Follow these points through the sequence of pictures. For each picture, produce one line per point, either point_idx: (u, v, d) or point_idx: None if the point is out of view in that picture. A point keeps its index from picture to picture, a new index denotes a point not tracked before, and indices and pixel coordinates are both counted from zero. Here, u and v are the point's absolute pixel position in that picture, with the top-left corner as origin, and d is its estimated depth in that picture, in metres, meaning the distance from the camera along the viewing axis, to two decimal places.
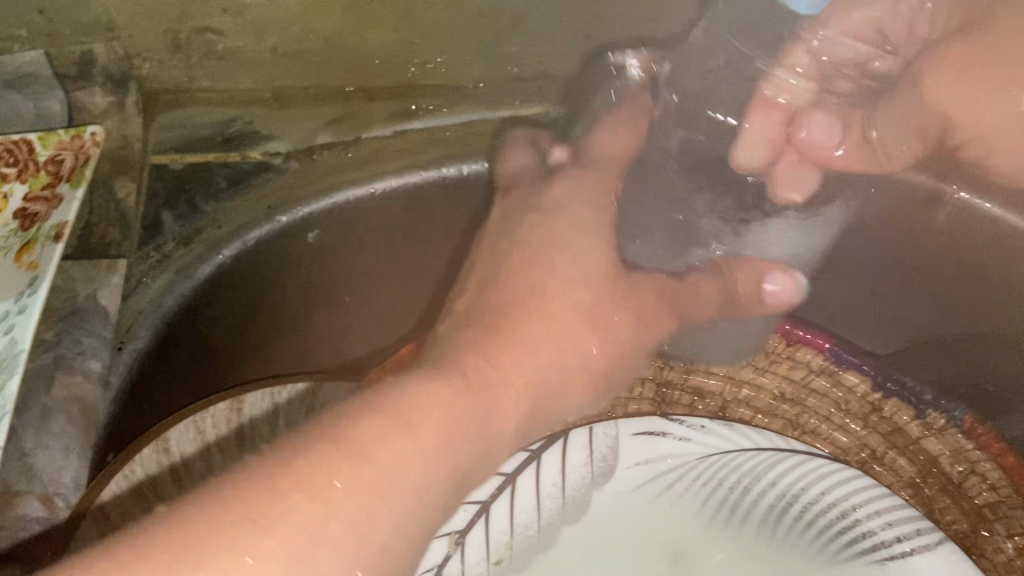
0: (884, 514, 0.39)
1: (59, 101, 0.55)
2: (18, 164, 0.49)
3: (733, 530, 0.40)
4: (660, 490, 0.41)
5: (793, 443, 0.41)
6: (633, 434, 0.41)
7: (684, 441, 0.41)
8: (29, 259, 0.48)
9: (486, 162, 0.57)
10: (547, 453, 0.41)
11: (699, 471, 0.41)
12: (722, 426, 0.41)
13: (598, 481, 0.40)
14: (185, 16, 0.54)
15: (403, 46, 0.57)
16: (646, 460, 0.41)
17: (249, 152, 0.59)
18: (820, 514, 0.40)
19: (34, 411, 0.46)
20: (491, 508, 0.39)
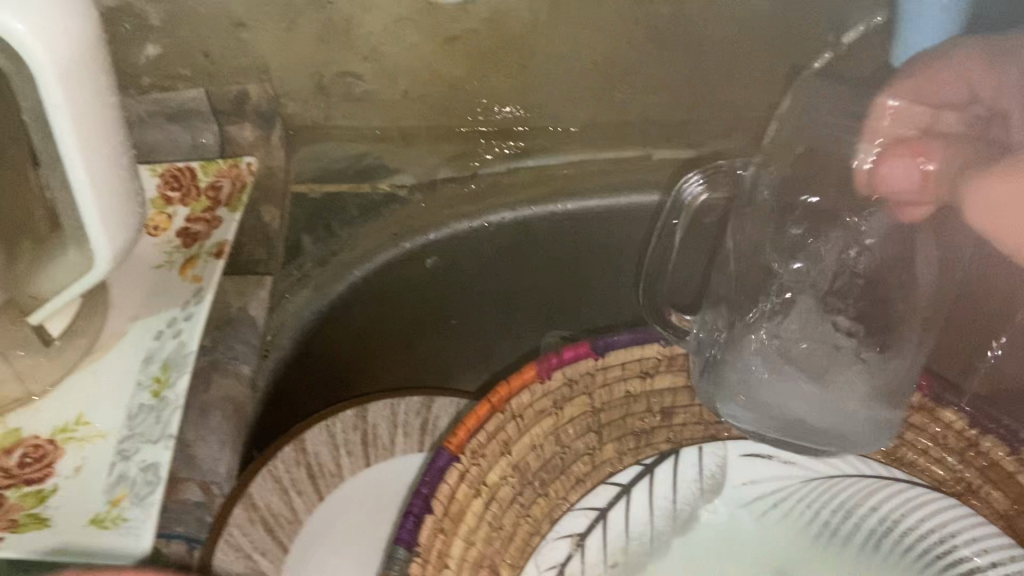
0: (979, 541, 0.45)
1: (212, 134, 0.62)
2: (181, 190, 0.57)
3: (838, 551, 0.47)
4: (766, 508, 0.47)
5: (893, 471, 0.47)
6: (740, 456, 0.48)
7: (789, 465, 0.47)
8: (193, 273, 0.53)
9: (617, 195, 0.62)
10: (659, 467, 0.48)
11: (801, 489, 0.47)
12: (824, 452, 0.48)
13: (707, 495, 0.48)
14: (330, 62, 0.61)
15: (519, 90, 0.63)
16: (751, 480, 0.48)
17: (378, 184, 0.64)
18: (920, 539, 0.46)
19: (194, 407, 0.49)
20: (607, 514, 0.46)
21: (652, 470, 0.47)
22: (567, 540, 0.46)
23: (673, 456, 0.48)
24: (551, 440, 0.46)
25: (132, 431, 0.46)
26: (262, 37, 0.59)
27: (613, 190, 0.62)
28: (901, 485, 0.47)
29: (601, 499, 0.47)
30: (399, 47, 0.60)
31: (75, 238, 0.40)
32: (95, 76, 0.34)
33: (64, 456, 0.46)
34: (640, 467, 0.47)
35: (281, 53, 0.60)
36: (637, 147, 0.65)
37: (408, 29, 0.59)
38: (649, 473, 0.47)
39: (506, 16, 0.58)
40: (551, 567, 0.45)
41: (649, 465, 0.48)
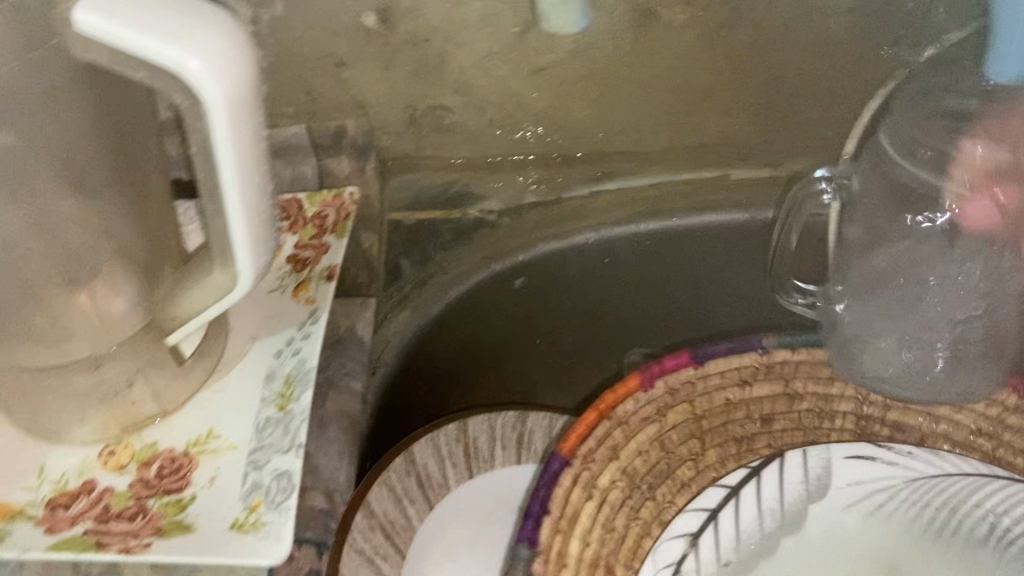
0: None
1: (311, 167, 0.66)
2: (289, 219, 0.61)
3: (947, 552, 0.46)
4: (872, 509, 0.47)
5: (995, 469, 0.47)
6: (845, 457, 0.47)
7: (893, 466, 0.47)
8: (306, 295, 0.57)
9: (700, 213, 0.64)
10: (766, 470, 0.46)
11: (907, 489, 0.47)
12: (927, 453, 0.47)
13: (812, 498, 0.47)
14: (425, 96, 0.65)
15: (601, 117, 0.66)
16: (856, 481, 0.47)
17: (468, 210, 0.67)
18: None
19: (314, 421, 0.53)
20: (720, 515, 0.45)
21: (758, 472, 0.46)
22: (682, 540, 0.45)
23: (778, 459, 0.47)
24: (656, 446, 0.48)
25: (261, 443, 0.49)
26: (361, 75, 0.63)
27: (698, 210, 0.64)
28: (1007, 483, 0.46)
29: (711, 500, 0.46)
30: (489, 79, 0.64)
31: (221, 261, 0.43)
32: (254, 110, 0.37)
33: (198, 468, 0.50)
34: (746, 470, 0.47)
35: (378, 89, 0.64)
36: (713, 167, 0.68)
37: (498, 62, 0.63)
38: (755, 475, 0.46)
39: (591, 47, 0.62)
40: (664, 568, 0.44)
41: (755, 468, 0.47)
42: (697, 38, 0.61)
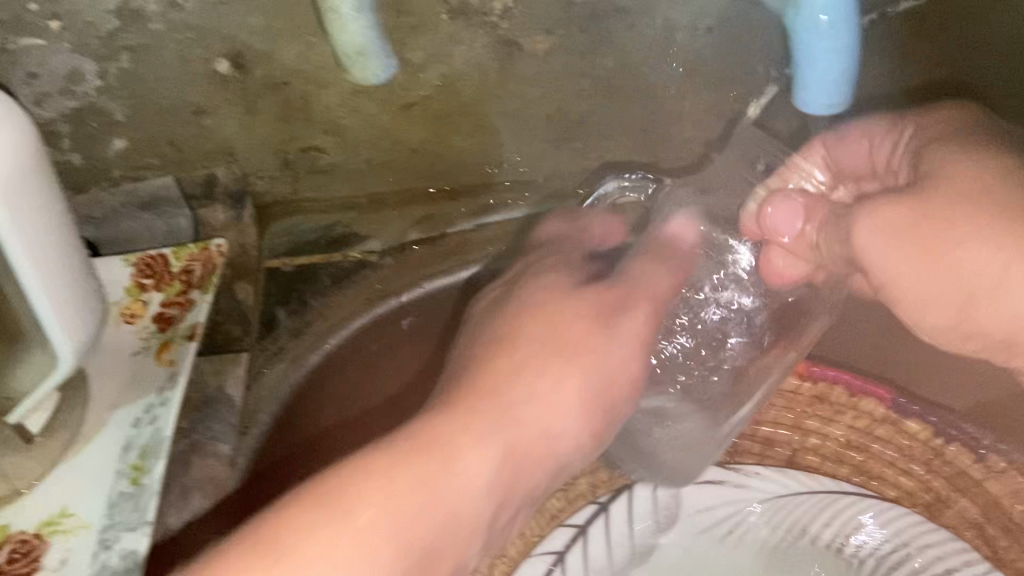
0: (925, 543, 0.50)
1: (186, 217, 0.65)
2: (155, 276, 0.59)
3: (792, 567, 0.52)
4: (718, 535, 0.53)
5: (841, 484, 0.52)
6: (691, 484, 0.53)
7: (740, 487, 0.53)
8: (168, 356, 0.55)
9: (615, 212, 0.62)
10: (613, 504, 0.53)
11: (753, 511, 0.53)
12: (772, 472, 0.53)
13: (662, 528, 0.53)
14: (293, 138, 0.62)
15: (480, 148, 0.65)
16: (705, 507, 0.53)
17: (349, 251, 0.66)
18: (867, 545, 0.51)
19: (175, 488, 0.52)
20: (566, 557, 0.51)
21: (607, 508, 0.53)
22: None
23: (627, 492, 0.54)
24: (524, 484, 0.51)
25: (112, 520, 0.48)
26: (223, 121, 0.61)
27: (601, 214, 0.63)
28: (848, 496, 0.52)
29: (560, 543, 0.52)
30: (358, 119, 0.61)
31: (40, 342, 0.42)
32: (38, 189, 0.37)
33: (49, 549, 0.48)
34: (597, 506, 0.53)
35: (244, 135, 0.62)
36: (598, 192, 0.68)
37: (364, 100, 0.60)
38: (605, 511, 0.53)
39: (458, 80, 0.60)
40: None
41: (604, 503, 0.53)
42: (562, 66, 0.60)
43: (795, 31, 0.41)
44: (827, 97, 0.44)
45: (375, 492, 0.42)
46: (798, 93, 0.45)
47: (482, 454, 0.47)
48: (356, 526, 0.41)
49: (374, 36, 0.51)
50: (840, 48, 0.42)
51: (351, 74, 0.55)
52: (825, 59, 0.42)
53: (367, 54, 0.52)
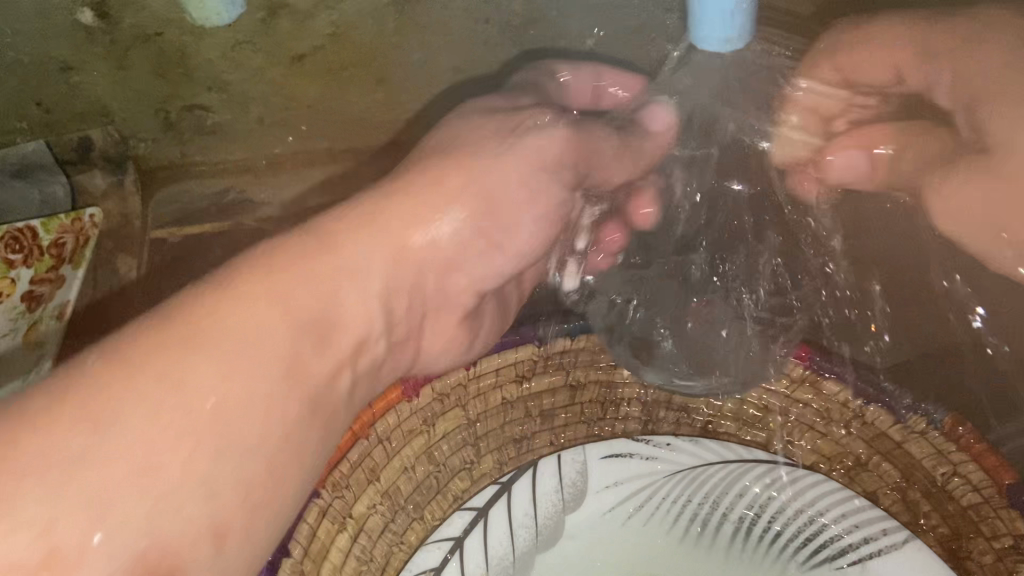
0: (851, 518, 0.41)
1: (61, 185, 0.59)
2: (23, 251, 0.51)
3: (709, 548, 0.42)
4: (630, 514, 0.42)
5: (757, 453, 0.43)
6: (600, 457, 0.43)
7: (650, 460, 0.43)
8: (35, 338, 0.53)
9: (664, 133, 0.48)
10: (517, 483, 0.42)
11: (665, 487, 0.42)
12: (686, 441, 0.43)
13: (569, 506, 0.42)
14: (173, 96, 0.57)
15: (383, 103, 0.60)
16: (616, 482, 0.42)
17: (244, 219, 0.62)
18: (790, 522, 0.41)
19: None
20: (465, 543, 0.41)
21: (509, 487, 0.42)
22: None
23: (529, 469, 0.43)
24: (423, 460, 0.44)
25: None
26: (94, 78, 0.56)
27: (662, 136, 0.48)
28: (768, 467, 0.42)
29: (457, 527, 0.41)
30: (242, 74, 0.57)
31: None
32: None
33: None
34: (497, 487, 0.42)
35: (118, 91, 0.57)
36: None
37: (249, 53, 0.55)
38: (507, 492, 0.42)
39: (351, 30, 0.55)
40: None
41: (507, 482, 0.42)
42: (465, 14, 0.55)
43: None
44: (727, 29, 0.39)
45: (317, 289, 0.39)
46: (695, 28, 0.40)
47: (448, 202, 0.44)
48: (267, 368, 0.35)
49: None
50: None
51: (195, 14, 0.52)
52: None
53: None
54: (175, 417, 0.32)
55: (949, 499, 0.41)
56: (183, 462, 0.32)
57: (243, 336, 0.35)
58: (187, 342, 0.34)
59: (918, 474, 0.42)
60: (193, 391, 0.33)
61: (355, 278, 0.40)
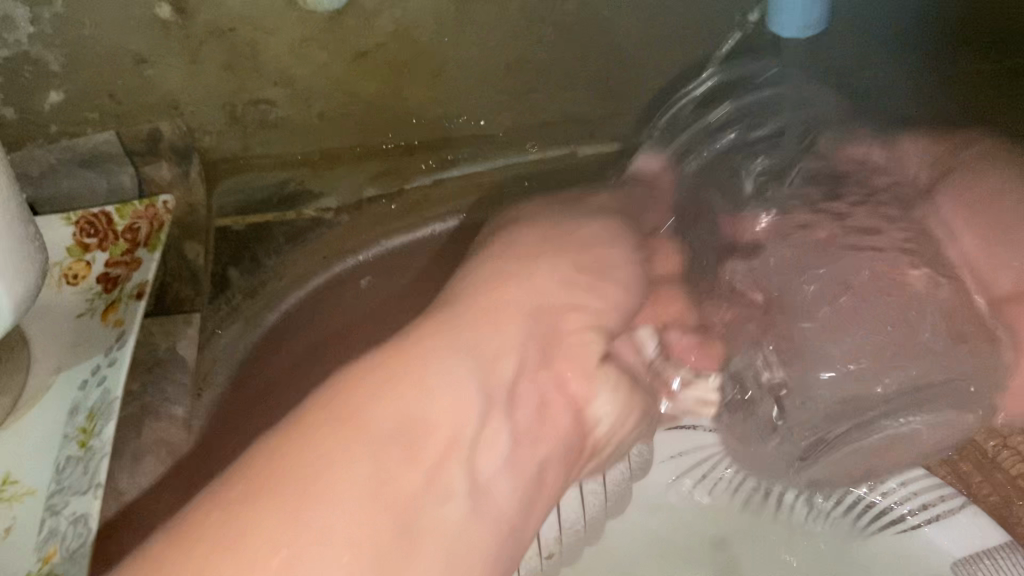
0: (907, 488, 0.45)
1: (129, 176, 0.61)
2: (99, 235, 0.56)
3: (765, 512, 0.48)
4: (695, 481, 0.48)
5: None
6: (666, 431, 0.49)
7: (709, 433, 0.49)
8: (114, 317, 0.52)
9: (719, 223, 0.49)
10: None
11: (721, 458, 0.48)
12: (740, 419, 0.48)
13: (637, 475, 0.47)
14: (241, 89, 0.60)
15: (436, 100, 0.62)
16: (677, 454, 0.49)
17: (304, 210, 0.63)
18: (848, 494, 0.47)
19: (128, 454, 0.52)
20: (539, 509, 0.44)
21: None
22: None
23: None
24: None
25: (60, 485, 0.46)
26: (166, 71, 0.58)
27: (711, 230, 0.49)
28: None
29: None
30: (308, 68, 0.59)
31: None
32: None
33: None
34: None
35: (188, 85, 0.59)
36: (577, 143, 0.65)
37: (315, 49, 0.58)
38: None
39: (413, 27, 0.57)
40: None
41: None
42: (520, 16, 0.58)
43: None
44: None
45: (448, 339, 0.37)
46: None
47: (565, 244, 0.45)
48: (408, 395, 0.34)
49: None
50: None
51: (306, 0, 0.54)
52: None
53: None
54: (316, 461, 0.31)
55: None
56: (340, 509, 0.31)
57: (343, 426, 0.33)
58: (237, 490, 0.31)
59: None
60: (275, 486, 0.31)
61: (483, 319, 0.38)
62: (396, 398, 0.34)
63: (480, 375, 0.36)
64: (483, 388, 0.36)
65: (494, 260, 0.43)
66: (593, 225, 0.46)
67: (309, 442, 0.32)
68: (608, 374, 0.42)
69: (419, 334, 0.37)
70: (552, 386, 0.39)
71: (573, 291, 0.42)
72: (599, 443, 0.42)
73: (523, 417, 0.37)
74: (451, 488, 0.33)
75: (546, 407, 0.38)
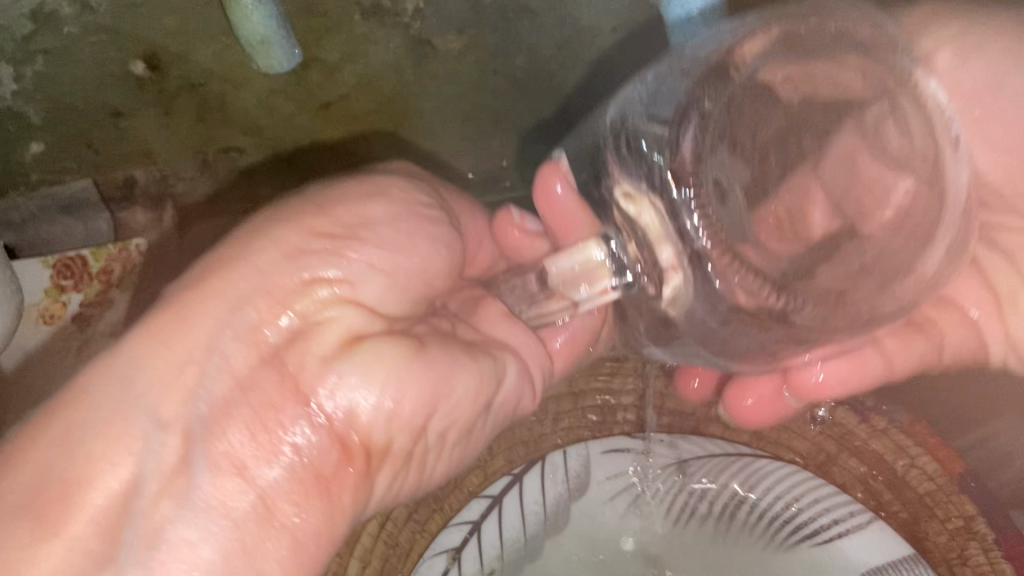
0: (821, 502, 0.46)
1: (105, 221, 0.65)
2: (74, 278, 0.60)
3: (693, 530, 0.47)
4: (630, 500, 0.48)
5: (739, 448, 0.49)
6: (602, 452, 0.49)
7: (648, 453, 0.49)
8: (89, 353, 0.57)
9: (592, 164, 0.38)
10: (527, 475, 0.48)
11: (643, 472, 0.48)
12: (677, 439, 0.49)
13: (575, 495, 0.47)
14: (212, 139, 0.64)
15: (397, 146, 0.67)
16: (614, 474, 0.48)
17: None
18: (766, 507, 0.46)
19: None
20: (482, 526, 0.46)
21: (520, 478, 0.48)
22: (444, 555, 0.45)
23: (539, 463, 0.48)
24: None
25: None
26: (139, 123, 0.62)
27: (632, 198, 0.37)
28: (747, 460, 0.48)
29: (475, 511, 0.46)
30: (275, 118, 0.63)
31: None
32: None
33: None
34: (509, 477, 0.48)
35: (160, 135, 0.63)
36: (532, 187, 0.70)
37: (282, 100, 0.62)
38: (518, 482, 0.48)
39: (374, 79, 0.62)
40: None
41: (518, 474, 0.48)
42: (476, 68, 0.62)
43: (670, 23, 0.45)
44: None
45: (169, 337, 0.33)
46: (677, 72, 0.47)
47: (401, 209, 0.39)
48: (46, 450, 0.31)
49: (276, 25, 0.53)
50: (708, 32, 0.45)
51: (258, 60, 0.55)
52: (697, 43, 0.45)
53: (269, 43, 0.53)
54: None
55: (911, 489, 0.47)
56: None
57: None
58: None
59: (883, 466, 0.48)
60: None
61: (191, 317, 0.33)
62: (46, 448, 0.31)
63: (237, 348, 0.34)
64: (161, 427, 0.32)
65: (260, 224, 0.36)
66: (376, 205, 0.39)
67: (61, 415, 0.32)
68: (414, 376, 0.36)
69: (157, 330, 0.33)
70: (275, 387, 0.34)
71: (323, 251, 0.36)
72: (374, 441, 0.36)
73: (231, 444, 0.33)
74: (162, 521, 0.31)
75: (260, 428, 0.33)
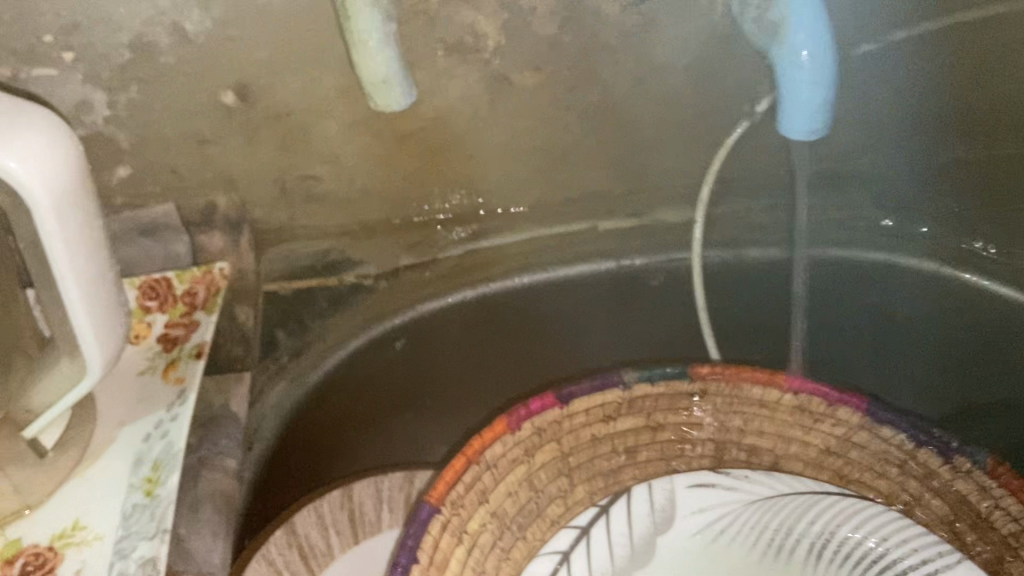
0: (909, 541, 0.48)
1: (183, 243, 0.65)
2: (159, 299, 0.62)
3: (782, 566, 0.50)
4: (714, 537, 0.50)
5: (825, 485, 0.50)
6: (687, 487, 0.51)
7: (731, 489, 0.50)
8: (175, 375, 0.57)
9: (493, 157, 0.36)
10: (613, 506, 0.50)
11: (737, 511, 0.50)
12: (761, 475, 0.51)
13: (660, 528, 0.50)
14: (292, 167, 0.65)
15: (468, 176, 0.68)
16: (700, 509, 0.51)
17: (345, 276, 0.68)
18: (852, 547, 0.49)
19: (185, 503, 0.52)
20: (570, 556, 0.49)
21: (606, 510, 0.50)
22: None
23: (625, 494, 0.51)
24: (524, 486, 0.49)
25: (128, 530, 0.49)
26: (224, 151, 0.63)
27: None
28: (834, 498, 0.50)
29: (564, 541, 0.49)
30: (356, 151, 0.65)
31: (68, 351, 0.45)
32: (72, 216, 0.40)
33: (63, 561, 0.49)
34: (595, 508, 0.50)
35: (242, 161, 0.64)
36: (614, 218, 0.69)
37: (363, 134, 0.64)
38: (604, 513, 0.50)
39: (451, 112, 0.63)
40: None
41: (605, 506, 0.50)
42: (548, 105, 0.64)
43: (779, 64, 0.46)
44: (811, 122, 0.47)
45: None
46: (783, 120, 0.48)
47: None
48: None
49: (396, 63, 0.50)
50: (816, 81, 0.46)
51: (374, 103, 0.53)
52: (805, 90, 0.46)
53: (391, 80, 0.51)
54: None
55: (993, 529, 0.47)
56: None
57: None
58: None
59: (964, 507, 0.48)
60: None
61: None
62: None
63: None
64: None
65: None
66: None
67: None
68: None
69: None
70: None
71: None
72: None
73: None
74: None
75: None
